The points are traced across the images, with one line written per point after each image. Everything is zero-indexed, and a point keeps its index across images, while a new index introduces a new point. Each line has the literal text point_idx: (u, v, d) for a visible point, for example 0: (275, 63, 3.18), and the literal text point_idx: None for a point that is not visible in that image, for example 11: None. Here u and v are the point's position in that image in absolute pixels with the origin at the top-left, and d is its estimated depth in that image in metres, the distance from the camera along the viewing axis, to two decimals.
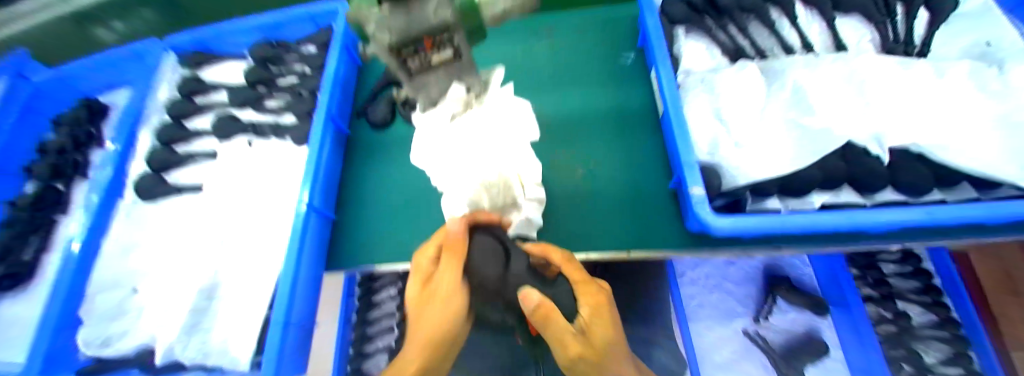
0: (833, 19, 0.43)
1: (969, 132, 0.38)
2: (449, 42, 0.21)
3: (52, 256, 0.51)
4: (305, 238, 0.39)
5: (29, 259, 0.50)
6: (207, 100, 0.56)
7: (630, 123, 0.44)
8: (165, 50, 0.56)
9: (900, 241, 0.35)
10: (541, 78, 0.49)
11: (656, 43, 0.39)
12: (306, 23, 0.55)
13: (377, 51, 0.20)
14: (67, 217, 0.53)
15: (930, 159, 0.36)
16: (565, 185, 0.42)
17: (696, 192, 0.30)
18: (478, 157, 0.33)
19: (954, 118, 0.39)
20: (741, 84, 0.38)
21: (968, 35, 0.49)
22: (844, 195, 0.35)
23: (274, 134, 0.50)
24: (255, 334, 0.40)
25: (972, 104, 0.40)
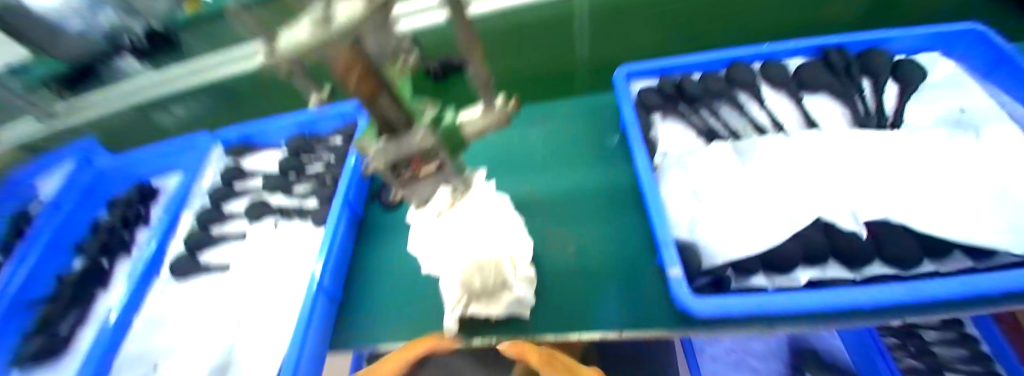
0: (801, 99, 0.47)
1: (962, 202, 0.38)
2: (437, 157, 0.24)
3: (86, 332, 0.54)
4: (312, 320, 0.41)
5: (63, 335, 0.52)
6: (245, 185, 0.63)
7: (617, 199, 0.48)
8: (215, 141, 0.65)
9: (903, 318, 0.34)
10: (536, 159, 0.54)
11: (632, 131, 0.44)
12: (336, 119, 0.64)
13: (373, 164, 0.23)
14: (106, 291, 0.58)
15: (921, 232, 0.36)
16: (558, 262, 0.44)
17: (674, 272, 0.33)
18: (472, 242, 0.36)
19: (944, 188, 0.39)
20: (712, 166, 0.42)
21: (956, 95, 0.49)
22: (831, 271, 0.35)
23: (298, 216, 0.55)
24: None
25: (963, 174, 0.40)
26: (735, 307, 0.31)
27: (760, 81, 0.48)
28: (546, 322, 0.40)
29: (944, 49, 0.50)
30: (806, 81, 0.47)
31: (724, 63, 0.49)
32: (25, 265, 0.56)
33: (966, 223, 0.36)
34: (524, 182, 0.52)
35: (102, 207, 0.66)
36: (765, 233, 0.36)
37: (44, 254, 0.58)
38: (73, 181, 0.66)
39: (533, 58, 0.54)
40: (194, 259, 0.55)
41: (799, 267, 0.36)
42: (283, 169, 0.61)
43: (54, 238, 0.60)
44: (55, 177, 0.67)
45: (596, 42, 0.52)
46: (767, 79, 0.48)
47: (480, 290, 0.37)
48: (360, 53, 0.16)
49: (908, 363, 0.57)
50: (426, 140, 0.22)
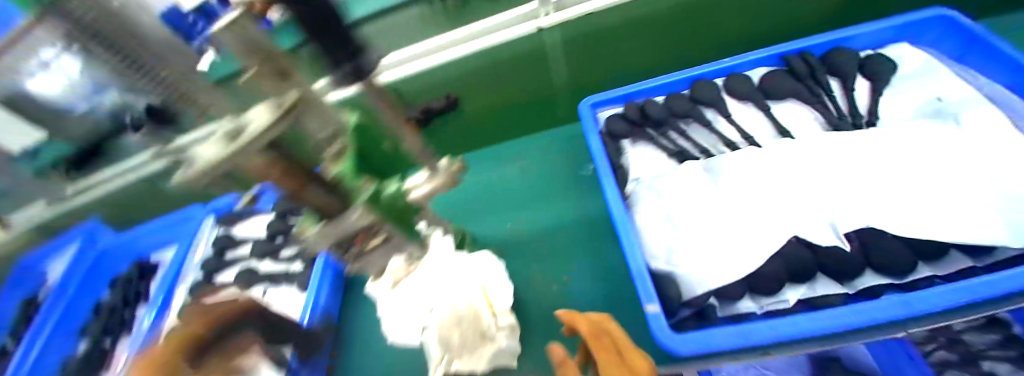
0: (769, 108, 0.46)
1: (954, 199, 0.35)
2: (381, 230, 0.25)
3: None
4: None
5: None
6: (236, 253, 0.64)
7: (599, 230, 0.47)
8: (208, 212, 0.67)
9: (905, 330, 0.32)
10: (517, 196, 0.54)
11: (600, 161, 0.44)
12: None
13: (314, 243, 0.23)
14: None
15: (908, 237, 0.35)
16: (541, 303, 0.44)
17: (652, 309, 0.32)
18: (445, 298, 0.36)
19: (933, 185, 0.37)
20: (684, 188, 0.41)
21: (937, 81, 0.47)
22: (821, 288, 0.35)
23: (285, 282, 0.55)
24: None
25: (954, 166, 0.38)
26: (717, 340, 0.30)
27: (725, 94, 0.48)
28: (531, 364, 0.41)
29: (911, 38, 0.48)
30: (773, 90, 0.47)
31: (687, 83, 0.49)
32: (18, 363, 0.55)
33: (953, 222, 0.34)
34: (503, 222, 0.52)
35: (104, 287, 0.67)
36: (744, 256, 0.35)
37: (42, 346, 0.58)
38: (81, 258, 0.66)
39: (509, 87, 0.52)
40: None
41: (787, 287, 0.35)
42: (271, 235, 0.62)
43: (60, 325, 0.61)
44: (58, 263, 0.67)
45: (572, 67, 0.52)
46: (729, 92, 0.48)
47: (460, 346, 0.36)
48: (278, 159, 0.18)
49: (942, 356, 0.40)
50: (364, 217, 0.22)
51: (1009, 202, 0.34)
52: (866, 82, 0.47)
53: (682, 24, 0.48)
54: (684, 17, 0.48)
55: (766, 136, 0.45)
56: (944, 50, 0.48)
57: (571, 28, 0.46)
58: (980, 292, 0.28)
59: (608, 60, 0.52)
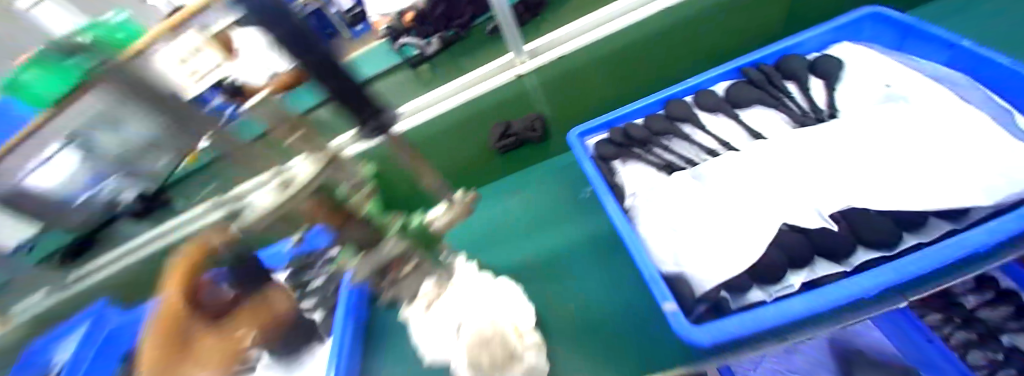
0: (739, 115, 0.51)
1: (927, 164, 0.38)
2: (411, 259, 0.29)
3: None
4: None
5: None
6: None
7: (604, 247, 0.50)
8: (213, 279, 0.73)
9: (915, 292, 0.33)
10: (518, 224, 0.58)
11: (597, 181, 0.48)
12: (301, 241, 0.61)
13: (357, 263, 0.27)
14: None
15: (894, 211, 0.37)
16: (562, 324, 0.44)
17: (669, 306, 0.34)
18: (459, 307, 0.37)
19: (905, 155, 0.39)
20: (676, 195, 0.45)
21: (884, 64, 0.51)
22: (820, 269, 0.36)
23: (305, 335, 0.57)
24: None
25: (919, 136, 0.40)
26: (735, 328, 0.31)
27: (695, 107, 0.54)
28: None
29: (852, 35, 0.56)
30: (738, 100, 0.53)
31: (660, 104, 0.55)
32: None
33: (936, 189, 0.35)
34: (514, 251, 0.55)
35: None
36: (743, 249, 0.37)
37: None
38: (91, 337, 0.62)
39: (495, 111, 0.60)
40: None
41: (789, 272, 0.36)
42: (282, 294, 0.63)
43: None
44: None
45: (552, 97, 0.61)
46: (700, 106, 0.53)
47: (490, 366, 0.37)
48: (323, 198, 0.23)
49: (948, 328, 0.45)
50: (396, 248, 0.27)
51: (977, 158, 0.37)
52: (820, 81, 0.53)
53: (642, 51, 0.59)
54: (651, 46, 0.58)
55: (742, 139, 0.50)
56: (882, 42, 0.55)
57: (545, 72, 0.57)
58: (987, 232, 0.30)
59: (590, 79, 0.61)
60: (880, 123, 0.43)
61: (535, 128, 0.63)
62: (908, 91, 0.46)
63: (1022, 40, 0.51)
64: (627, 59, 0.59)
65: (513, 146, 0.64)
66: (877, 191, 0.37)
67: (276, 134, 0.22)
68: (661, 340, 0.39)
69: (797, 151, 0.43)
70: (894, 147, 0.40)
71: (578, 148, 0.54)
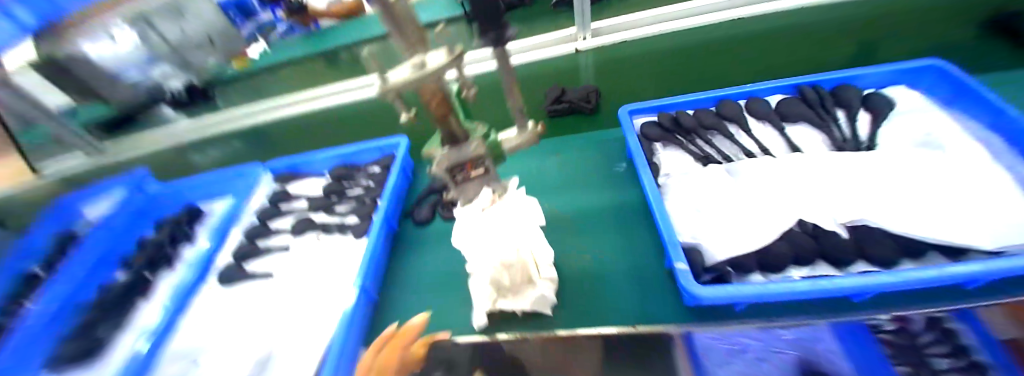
0: (783, 127, 0.55)
1: (944, 204, 0.41)
2: (483, 163, 0.32)
3: (123, 346, 0.56)
4: (353, 321, 0.48)
5: (105, 339, 0.56)
6: (290, 206, 0.73)
7: (626, 216, 0.54)
8: (263, 170, 0.78)
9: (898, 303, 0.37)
10: (551, 181, 0.63)
11: (638, 156, 0.53)
12: (374, 152, 0.74)
13: (444, 154, 0.30)
14: (145, 303, 0.62)
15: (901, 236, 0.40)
16: (576, 270, 0.49)
17: (681, 266, 0.39)
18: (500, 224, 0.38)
19: (925, 193, 0.43)
20: (706, 183, 0.49)
21: (933, 113, 0.53)
22: (820, 269, 0.40)
23: (339, 231, 0.63)
24: None
25: (944, 180, 0.44)
26: (735, 295, 0.36)
27: (747, 112, 0.58)
28: (568, 320, 0.44)
29: (909, 83, 0.59)
30: (785, 114, 0.56)
31: (712, 101, 0.60)
32: (56, 296, 0.60)
33: (950, 225, 0.39)
34: (541, 202, 0.60)
35: (148, 227, 0.74)
36: (758, 235, 0.42)
37: (89, 270, 0.65)
38: (129, 200, 0.76)
39: (546, 78, 0.67)
40: (237, 268, 0.63)
41: (791, 266, 0.40)
42: (328, 191, 0.70)
43: (83, 277, 0.64)
44: (103, 203, 0.76)
45: (599, 78, 0.67)
46: (751, 112, 0.58)
47: (510, 286, 0.43)
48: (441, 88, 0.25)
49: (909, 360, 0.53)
50: (479, 149, 0.30)
51: (993, 208, 0.40)
52: (868, 115, 0.56)
53: (697, 56, 0.65)
54: (708, 52, 0.64)
55: (779, 150, 0.53)
56: (940, 94, 0.56)
57: (602, 53, 0.65)
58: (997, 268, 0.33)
59: (639, 71, 0.67)
60: (913, 162, 0.46)
61: (589, 100, 0.66)
62: (948, 140, 0.48)
63: None
64: (680, 60, 0.65)
65: (567, 111, 0.66)
66: (891, 217, 0.41)
67: (402, 41, 0.22)
68: (662, 308, 0.42)
69: (824, 170, 0.48)
70: (917, 184, 0.44)
71: (626, 124, 0.58)
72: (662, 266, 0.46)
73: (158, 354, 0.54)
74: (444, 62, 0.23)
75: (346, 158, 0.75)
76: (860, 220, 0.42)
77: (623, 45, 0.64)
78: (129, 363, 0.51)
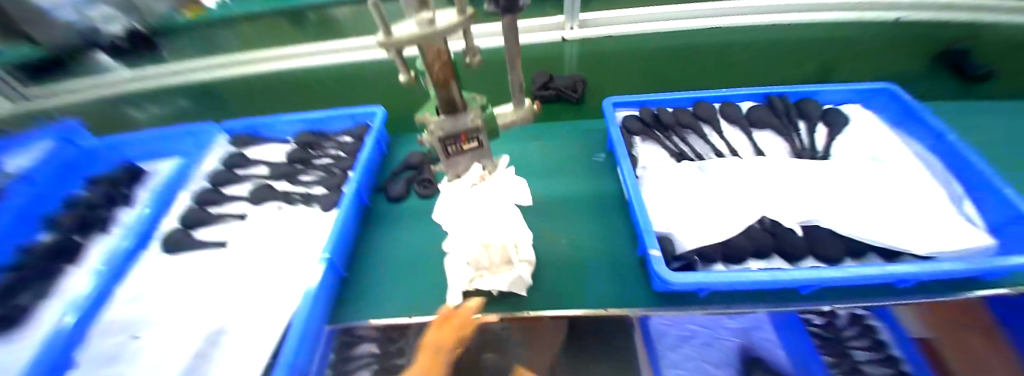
0: (751, 132, 0.58)
1: (881, 213, 0.46)
2: (477, 138, 0.31)
3: (46, 314, 0.50)
4: (319, 295, 0.45)
5: (23, 306, 0.50)
6: (247, 172, 0.68)
7: (602, 203, 0.56)
8: (218, 131, 0.71)
9: (835, 299, 0.42)
10: (532, 166, 0.63)
11: (619, 146, 0.54)
12: (346, 120, 0.69)
13: (440, 123, 0.29)
14: (76, 269, 0.55)
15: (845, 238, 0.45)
16: (553, 253, 0.50)
17: (654, 253, 0.41)
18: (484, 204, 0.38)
19: (867, 202, 0.48)
20: (681, 177, 0.51)
21: (877, 133, 0.59)
22: (775, 263, 0.44)
23: (301, 202, 0.59)
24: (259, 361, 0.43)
25: (882, 192, 0.49)
26: (705, 282, 0.39)
27: (721, 117, 0.62)
28: (543, 302, 0.45)
29: (864, 102, 0.64)
30: (756, 120, 0.60)
31: (689, 102, 0.63)
32: None
33: (885, 232, 0.44)
34: None
35: (78, 185, 0.65)
36: (725, 230, 0.44)
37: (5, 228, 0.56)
38: (56, 156, 0.66)
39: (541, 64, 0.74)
40: (187, 234, 0.58)
41: (751, 259, 0.44)
42: (292, 160, 0.66)
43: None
44: (29, 154, 0.65)
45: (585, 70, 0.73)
46: (724, 115, 0.61)
47: (487, 266, 0.43)
48: (444, 53, 0.24)
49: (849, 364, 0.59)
50: (476, 120, 0.29)
51: (920, 219, 0.45)
52: (824, 129, 0.61)
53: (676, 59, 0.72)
54: (683, 54, 0.73)
55: (745, 153, 0.57)
56: (887, 116, 0.62)
57: (586, 45, 0.75)
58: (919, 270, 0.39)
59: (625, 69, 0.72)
60: (859, 174, 0.51)
61: (576, 90, 0.69)
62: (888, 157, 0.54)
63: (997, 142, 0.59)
64: (663, 63, 0.72)
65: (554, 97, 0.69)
66: (838, 221, 0.46)
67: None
68: (630, 292, 0.45)
69: (784, 175, 0.52)
70: (861, 194, 0.49)
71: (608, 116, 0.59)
72: (632, 253, 0.49)
73: (91, 324, 0.48)
74: (453, 23, 0.21)
75: (312, 124, 0.70)
76: (810, 220, 0.47)
77: (606, 40, 0.75)
78: (52, 336, 0.45)
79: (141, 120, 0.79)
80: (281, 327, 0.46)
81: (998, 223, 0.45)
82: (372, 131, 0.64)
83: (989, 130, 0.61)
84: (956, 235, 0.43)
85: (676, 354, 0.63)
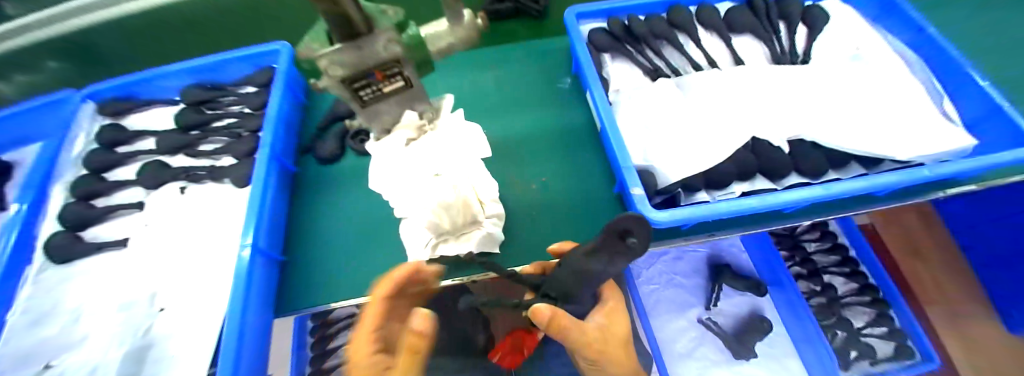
0: (729, 38, 0.52)
1: (860, 119, 0.44)
2: (399, 73, 0.23)
3: None
4: (252, 283, 0.36)
5: None
6: (131, 149, 0.53)
7: (574, 137, 0.49)
8: (82, 100, 0.51)
9: (806, 215, 0.41)
10: (490, 102, 0.54)
11: (588, 67, 0.46)
12: (244, 65, 0.54)
13: (338, 61, 0.19)
14: None
15: (828, 149, 0.42)
16: (522, 199, 0.44)
17: (638, 192, 0.35)
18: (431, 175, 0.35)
19: (844, 109, 0.45)
20: (660, 97, 0.45)
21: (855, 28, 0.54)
22: (759, 183, 0.40)
23: (211, 178, 0.48)
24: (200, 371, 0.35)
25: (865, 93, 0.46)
26: (690, 217, 0.34)
27: (697, 22, 0.54)
28: (518, 259, 0.40)
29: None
30: (733, 25, 0.54)
31: (663, 7, 0.54)
32: None
33: (868, 136, 0.42)
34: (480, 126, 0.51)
35: None
36: (710, 152, 0.40)
37: None
38: None
39: None
40: (75, 238, 0.44)
41: (735, 182, 0.40)
42: (184, 127, 0.52)
43: None
44: None
45: None
46: (700, 22, 0.54)
47: (451, 228, 0.37)
48: None
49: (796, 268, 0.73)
50: (392, 49, 0.20)
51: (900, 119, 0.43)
52: (805, 29, 0.55)
53: None
54: None
55: (723, 63, 0.51)
56: (864, 11, 0.57)
57: None
58: (899, 177, 0.37)
59: None
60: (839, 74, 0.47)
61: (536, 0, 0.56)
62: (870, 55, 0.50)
63: (959, 35, 0.58)
64: None
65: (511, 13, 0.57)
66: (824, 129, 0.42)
67: None
68: None
69: (768, 83, 0.46)
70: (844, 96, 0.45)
71: (572, 35, 0.50)
72: (612, 190, 0.44)
73: None
74: None
75: (201, 73, 0.53)
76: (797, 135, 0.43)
77: None
78: None
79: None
80: (217, 329, 0.37)
81: (973, 118, 0.44)
82: (278, 73, 0.50)
83: (951, 22, 0.59)
84: (937, 134, 0.42)
85: (650, 271, 0.72)
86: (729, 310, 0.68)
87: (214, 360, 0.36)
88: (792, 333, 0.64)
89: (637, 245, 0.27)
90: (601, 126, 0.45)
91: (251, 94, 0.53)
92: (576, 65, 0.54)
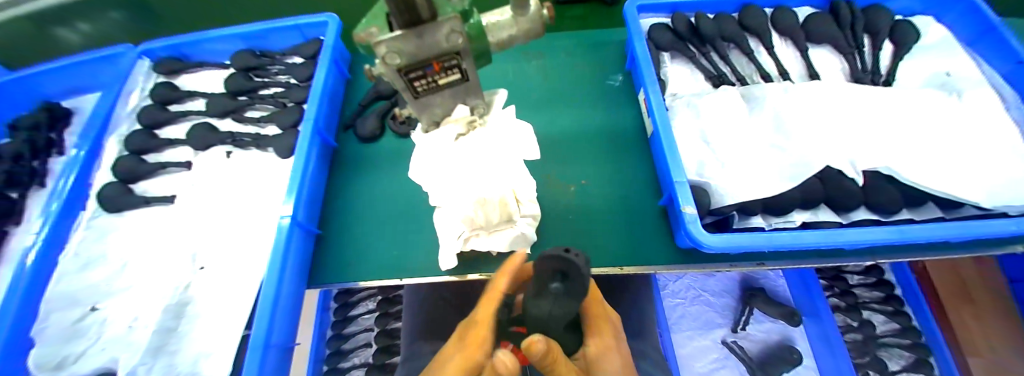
0: (806, 49, 0.47)
1: (954, 154, 0.39)
2: (457, 66, 0.21)
3: None
4: (289, 254, 0.36)
5: None
6: (181, 108, 0.54)
7: (620, 140, 0.46)
8: (138, 56, 0.53)
9: (862, 255, 0.37)
10: (533, 94, 0.52)
11: (646, 66, 0.42)
12: (293, 35, 0.54)
13: (394, 48, 0.18)
14: (20, 228, 0.47)
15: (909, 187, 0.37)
16: (558, 202, 0.42)
17: (689, 211, 0.33)
18: (472, 171, 0.33)
19: (937, 141, 0.40)
20: (723, 106, 0.42)
21: (957, 48, 0.48)
22: (822, 214, 0.37)
23: (255, 146, 0.49)
24: (236, 332, 0.36)
25: (959, 127, 0.41)
26: (742, 245, 0.31)
27: (770, 27, 0.49)
28: None
29: (934, 14, 0.52)
30: (812, 33, 0.48)
31: (736, 6, 0.50)
32: None
33: (960, 177, 0.37)
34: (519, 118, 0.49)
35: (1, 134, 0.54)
36: (772, 178, 0.37)
37: None
38: None
39: None
40: (126, 190, 0.46)
41: (795, 210, 0.37)
42: (232, 92, 0.53)
43: None
44: None
45: None
46: (775, 26, 0.49)
47: (484, 225, 0.36)
48: None
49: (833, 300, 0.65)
50: (452, 39, 0.18)
51: (999, 160, 0.38)
52: (892, 46, 0.49)
53: None
54: None
55: (795, 77, 0.46)
56: (959, 33, 0.51)
57: None
58: (985, 230, 0.32)
59: None
60: (931, 101, 0.42)
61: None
62: (970, 83, 0.44)
63: None
64: None
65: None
66: (910, 163, 0.38)
67: None
68: (650, 247, 0.38)
69: (849, 103, 0.41)
70: (934, 128, 0.40)
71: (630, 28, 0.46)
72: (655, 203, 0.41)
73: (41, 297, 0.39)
74: None
75: (250, 39, 0.54)
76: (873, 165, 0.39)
77: None
78: None
79: (70, 47, 0.58)
80: (252, 295, 0.38)
81: None
82: (325, 47, 0.49)
83: None
84: None
85: (676, 285, 0.69)
86: (758, 336, 0.65)
87: (248, 323, 0.38)
88: (822, 367, 0.61)
89: (560, 291, 0.21)
90: (652, 133, 0.42)
91: (298, 65, 0.53)
92: (630, 62, 0.51)
